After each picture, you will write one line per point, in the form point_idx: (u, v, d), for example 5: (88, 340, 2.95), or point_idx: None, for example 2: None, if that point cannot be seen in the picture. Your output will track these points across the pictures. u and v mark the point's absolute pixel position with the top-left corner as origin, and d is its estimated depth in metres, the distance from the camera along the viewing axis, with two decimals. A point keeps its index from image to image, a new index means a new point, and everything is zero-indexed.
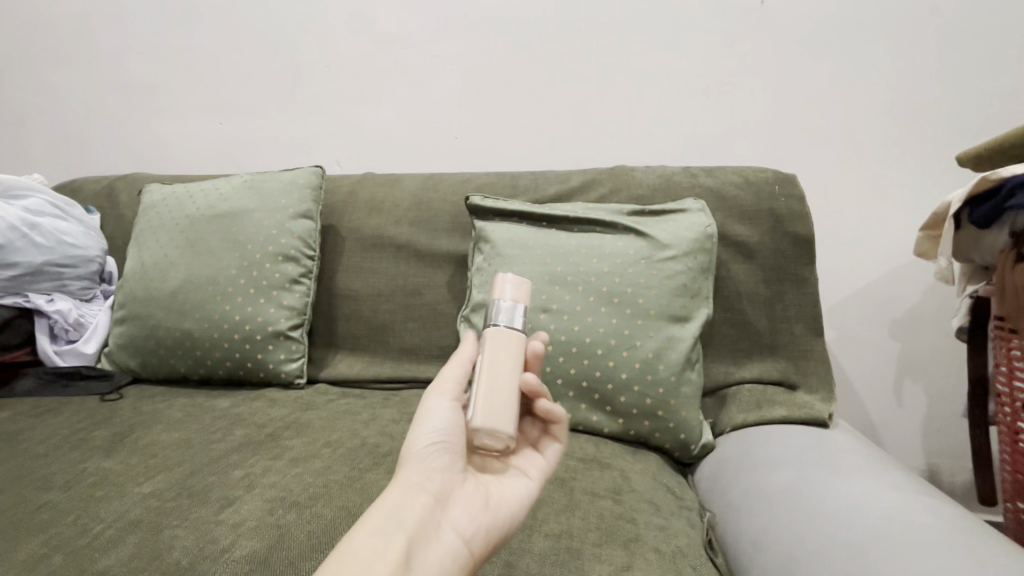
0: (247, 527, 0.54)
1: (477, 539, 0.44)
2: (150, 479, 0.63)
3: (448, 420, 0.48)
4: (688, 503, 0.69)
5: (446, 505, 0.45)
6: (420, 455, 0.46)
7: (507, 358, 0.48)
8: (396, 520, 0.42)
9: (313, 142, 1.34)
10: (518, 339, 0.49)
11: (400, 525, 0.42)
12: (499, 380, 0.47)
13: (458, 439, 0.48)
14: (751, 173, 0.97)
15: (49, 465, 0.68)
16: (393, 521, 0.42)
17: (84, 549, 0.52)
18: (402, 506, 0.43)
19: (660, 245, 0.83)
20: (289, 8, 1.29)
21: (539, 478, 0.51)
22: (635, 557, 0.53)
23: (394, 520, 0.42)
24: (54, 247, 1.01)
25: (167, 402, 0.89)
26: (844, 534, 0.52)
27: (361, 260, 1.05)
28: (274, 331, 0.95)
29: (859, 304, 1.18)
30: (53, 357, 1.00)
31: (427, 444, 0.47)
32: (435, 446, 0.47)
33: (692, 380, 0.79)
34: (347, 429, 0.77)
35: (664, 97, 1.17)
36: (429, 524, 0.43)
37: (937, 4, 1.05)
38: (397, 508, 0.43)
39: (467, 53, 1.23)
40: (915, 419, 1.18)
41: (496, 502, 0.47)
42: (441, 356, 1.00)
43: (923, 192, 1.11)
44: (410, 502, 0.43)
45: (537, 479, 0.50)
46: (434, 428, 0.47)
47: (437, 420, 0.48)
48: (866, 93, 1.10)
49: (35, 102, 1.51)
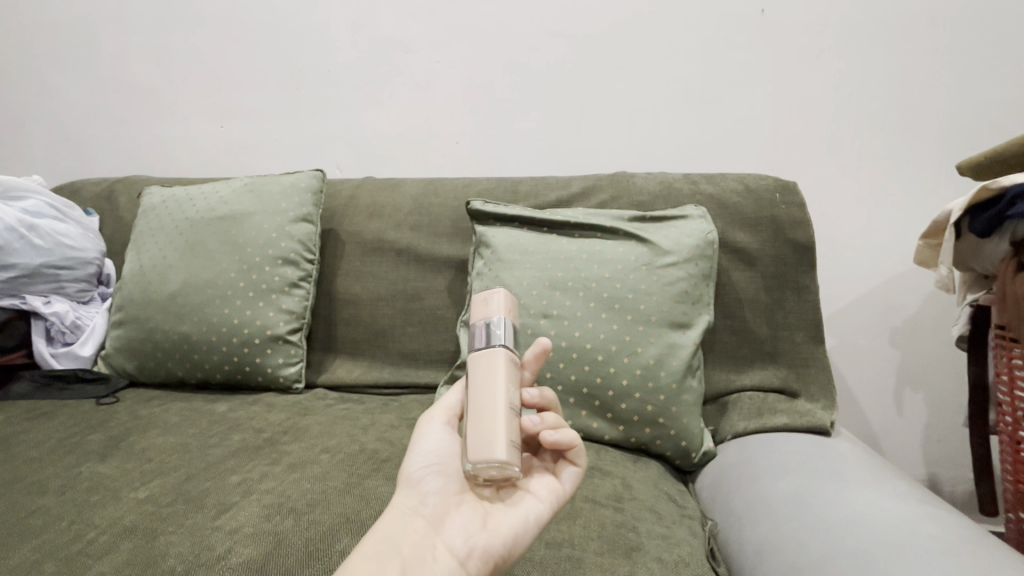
0: (244, 533, 0.53)
1: (475, 561, 0.42)
2: (146, 484, 0.62)
3: (440, 443, 0.48)
4: (690, 511, 0.68)
5: (441, 526, 0.44)
6: (413, 479, 0.46)
7: (490, 376, 0.46)
8: (389, 545, 0.42)
9: (314, 146, 1.34)
10: (494, 356, 0.47)
11: (391, 547, 0.41)
12: (484, 397, 0.45)
13: (452, 462, 0.48)
14: (751, 180, 0.97)
15: (43, 469, 0.68)
16: (386, 544, 0.42)
17: (78, 556, 0.51)
18: (395, 532, 0.43)
19: (661, 252, 0.83)
20: (291, 12, 1.29)
21: (545, 495, 0.48)
22: (637, 566, 0.52)
23: (386, 543, 0.42)
24: (52, 249, 1.00)
25: (164, 406, 0.88)
26: (848, 543, 0.52)
27: (361, 264, 1.05)
28: (273, 335, 0.94)
29: (860, 312, 1.17)
30: (49, 360, 1.00)
31: (421, 467, 0.47)
32: (429, 469, 0.47)
33: (693, 387, 0.78)
34: (346, 434, 0.76)
35: (665, 104, 1.18)
36: (424, 546, 0.42)
37: (936, 14, 1.06)
38: (390, 534, 0.43)
39: (468, 58, 1.23)
40: (916, 428, 1.18)
41: (495, 522, 0.45)
42: (441, 361, 0.99)
43: (922, 200, 1.11)
44: (404, 527, 0.43)
45: (543, 497, 0.48)
46: (426, 451, 0.48)
47: (429, 445, 0.48)
48: (866, 102, 1.11)
49: (36, 104, 1.51)
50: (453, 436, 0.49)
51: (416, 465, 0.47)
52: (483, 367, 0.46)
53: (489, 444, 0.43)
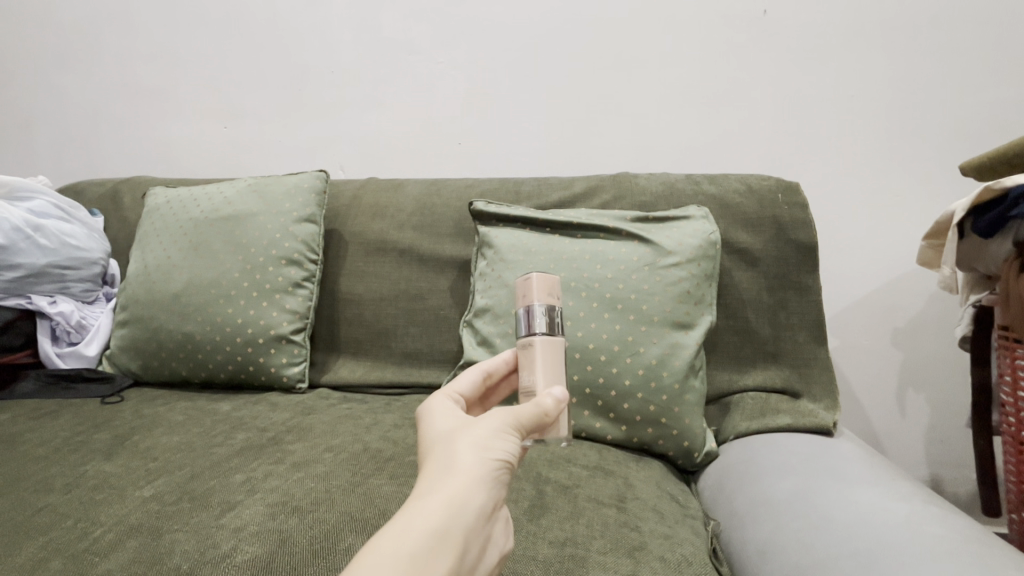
0: (249, 532, 0.53)
1: (495, 563, 0.41)
2: (152, 482, 0.63)
3: (516, 441, 0.43)
4: (692, 511, 0.68)
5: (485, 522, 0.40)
6: (487, 465, 0.39)
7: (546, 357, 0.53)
8: (456, 529, 0.35)
9: (317, 147, 1.35)
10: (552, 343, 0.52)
11: (458, 533, 0.35)
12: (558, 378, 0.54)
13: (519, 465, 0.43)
14: (753, 180, 0.97)
15: (49, 468, 0.68)
16: (455, 528, 0.35)
17: (84, 553, 0.51)
18: (464, 518, 0.36)
19: (663, 252, 0.83)
20: (295, 13, 1.30)
21: None
22: (640, 565, 0.52)
23: (455, 530, 0.35)
24: (58, 249, 1.01)
25: (168, 406, 0.89)
26: (852, 544, 0.52)
27: (364, 264, 1.06)
28: (276, 334, 0.95)
29: (863, 312, 1.17)
30: (55, 359, 1.00)
31: (494, 456, 0.40)
32: (501, 461, 0.41)
33: (696, 387, 0.79)
34: (349, 433, 0.77)
35: (667, 104, 1.18)
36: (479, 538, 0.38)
37: (937, 15, 1.06)
38: (458, 518, 0.36)
39: (472, 58, 1.24)
40: (919, 429, 1.18)
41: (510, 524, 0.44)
42: (444, 362, 1.00)
43: (925, 200, 1.11)
44: (472, 516, 0.37)
45: None
46: (497, 439, 0.41)
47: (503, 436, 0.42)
48: (868, 102, 1.11)
49: (42, 106, 1.51)
50: (524, 432, 0.44)
51: (494, 456, 0.40)
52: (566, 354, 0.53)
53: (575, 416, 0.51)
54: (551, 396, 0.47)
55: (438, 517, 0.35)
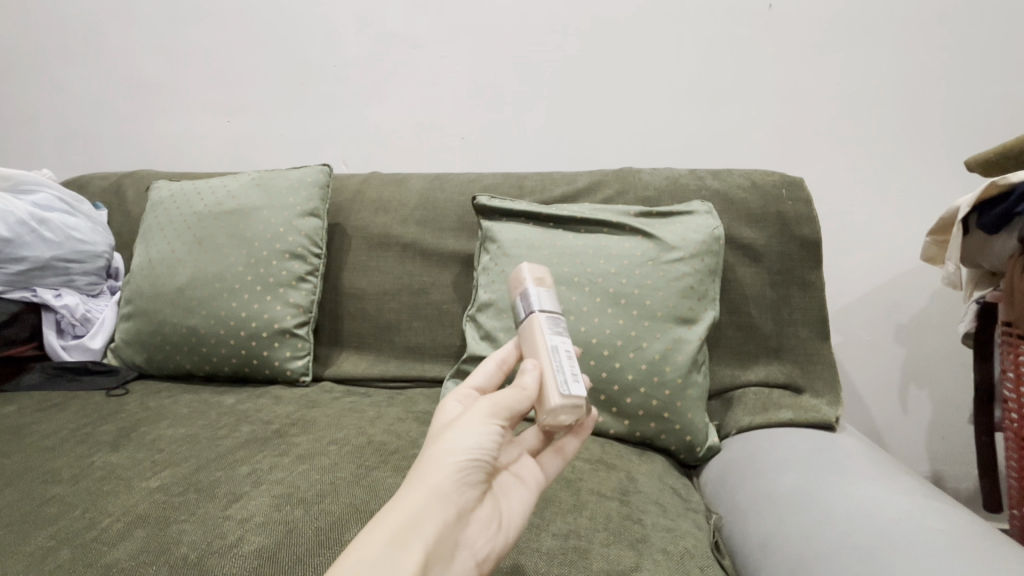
0: (255, 522, 0.54)
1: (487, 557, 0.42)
2: (158, 474, 0.63)
3: (488, 433, 0.43)
4: (694, 505, 0.68)
5: (467, 511, 0.42)
6: (452, 463, 0.41)
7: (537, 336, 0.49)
8: (415, 534, 0.37)
9: (321, 141, 1.35)
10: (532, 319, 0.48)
11: (417, 535, 0.37)
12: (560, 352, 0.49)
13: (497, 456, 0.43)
14: (758, 176, 0.97)
15: (57, 459, 0.69)
16: (413, 532, 0.37)
17: (93, 542, 0.52)
18: (423, 522, 0.38)
19: (667, 247, 0.83)
20: (298, 7, 1.29)
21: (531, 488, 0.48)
22: (643, 557, 0.52)
23: (413, 533, 0.37)
24: (63, 242, 1.01)
25: (173, 398, 0.89)
26: (853, 537, 0.52)
27: (368, 258, 1.06)
28: (281, 328, 0.95)
29: (866, 308, 1.17)
30: (60, 352, 1.01)
31: (463, 453, 0.41)
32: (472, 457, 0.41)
33: (698, 382, 0.79)
34: (353, 426, 0.77)
35: (673, 99, 1.17)
36: (451, 538, 0.39)
37: (945, 10, 1.05)
38: (417, 523, 0.38)
39: (476, 53, 1.23)
40: (920, 425, 1.18)
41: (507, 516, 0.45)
42: (447, 355, 1.00)
43: (929, 197, 1.11)
44: (434, 517, 0.38)
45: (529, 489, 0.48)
46: (465, 436, 0.42)
47: (473, 431, 0.42)
48: (874, 98, 1.10)
49: (45, 100, 1.51)
50: (501, 421, 0.44)
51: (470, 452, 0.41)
52: (551, 326, 0.47)
53: (573, 383, 0.44)
54: (526, 372, 0.45)
55: (395, 523, 0.37)
